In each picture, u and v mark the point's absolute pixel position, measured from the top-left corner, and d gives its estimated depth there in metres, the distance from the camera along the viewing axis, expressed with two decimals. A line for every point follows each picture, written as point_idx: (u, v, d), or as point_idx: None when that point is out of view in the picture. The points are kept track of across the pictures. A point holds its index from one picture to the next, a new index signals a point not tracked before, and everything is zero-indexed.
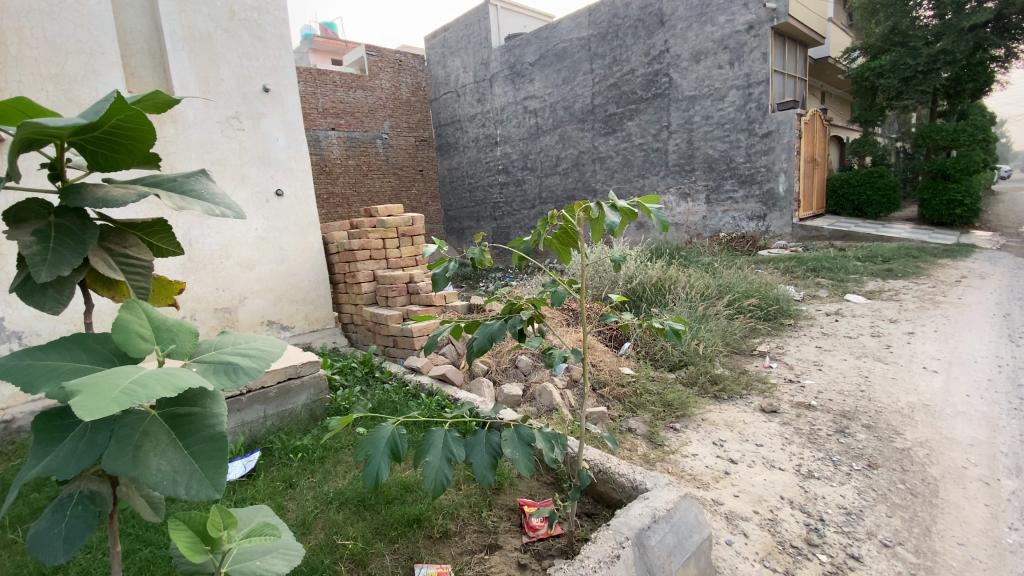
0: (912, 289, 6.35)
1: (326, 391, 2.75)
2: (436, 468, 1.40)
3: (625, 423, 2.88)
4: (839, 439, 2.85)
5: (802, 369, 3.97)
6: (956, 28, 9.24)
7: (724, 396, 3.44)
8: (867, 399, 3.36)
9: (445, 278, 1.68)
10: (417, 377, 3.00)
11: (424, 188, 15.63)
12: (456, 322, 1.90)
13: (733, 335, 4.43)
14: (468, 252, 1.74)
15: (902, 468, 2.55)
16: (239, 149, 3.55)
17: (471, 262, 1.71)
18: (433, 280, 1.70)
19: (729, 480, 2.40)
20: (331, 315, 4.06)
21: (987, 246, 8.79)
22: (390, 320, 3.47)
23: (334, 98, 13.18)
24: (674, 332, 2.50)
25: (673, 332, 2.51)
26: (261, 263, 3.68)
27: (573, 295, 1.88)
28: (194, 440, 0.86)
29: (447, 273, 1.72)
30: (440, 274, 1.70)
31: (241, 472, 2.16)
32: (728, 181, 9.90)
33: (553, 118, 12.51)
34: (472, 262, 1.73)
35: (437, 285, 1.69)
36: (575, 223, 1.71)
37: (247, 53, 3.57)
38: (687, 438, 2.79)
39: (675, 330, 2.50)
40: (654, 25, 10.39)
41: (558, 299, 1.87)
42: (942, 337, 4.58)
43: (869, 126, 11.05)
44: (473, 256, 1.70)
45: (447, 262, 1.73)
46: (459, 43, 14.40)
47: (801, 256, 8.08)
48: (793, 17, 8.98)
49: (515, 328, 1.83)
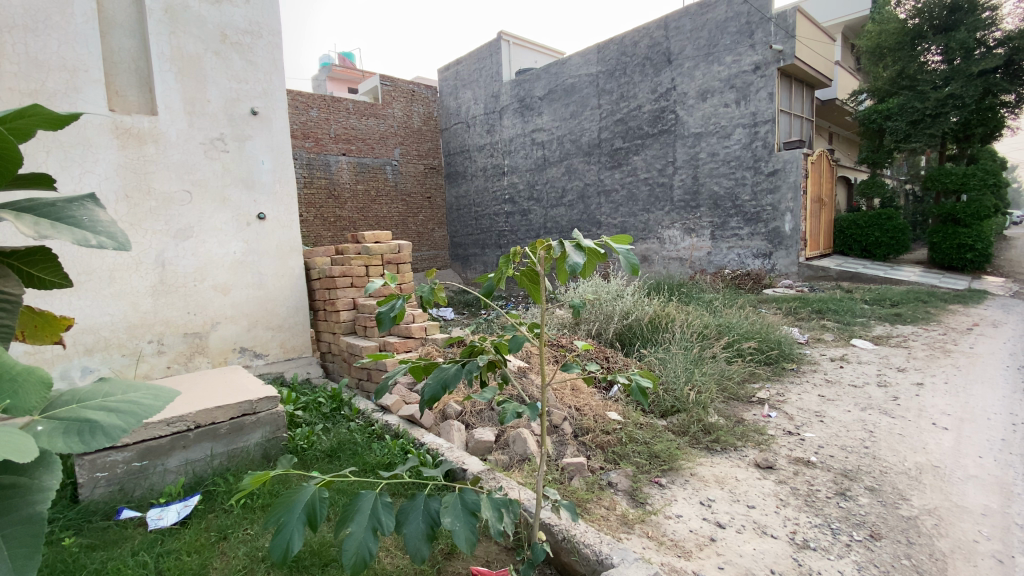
0: (922, 336, 6.10)
1: (285, 429, 2.57)
2: (359, 538, 1.22)
3: (605, 476, 2.66)
4: (840, 503, 2.61)
5: (803, 420, 3.73)
6: (964, 73, 9.20)
7: (716, 448, 3.20)
8: (872, 458, 3.11)
9: (391, 314, 1.58)
10: (385, 416, 2.81)
11: (430, 214, 15.66)
12: (410, 363, 1.73)
13: (731, 380, 4.20)
14: (418, 289, 1.62)
15: (906, 541, 2.31)
16: (222, 170, 3.48)
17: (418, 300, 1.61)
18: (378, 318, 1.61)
19: (714, 549, 2.16)
20: (309, 344, 3.90)
21: (999, 292, 8.53)
22: (366, 351, 3.30)
23: (346, 125, 13.38)
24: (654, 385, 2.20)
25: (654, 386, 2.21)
26: (237, 287, 3.56)
27: (535, 341, 1.65)
28: (7, 519, 0.71)
29: (394, 312, 1.65)
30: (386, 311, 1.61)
31: (174, 519, 2.00)
32: (733, 219, 9.79)
33: (560, 151, 12.57)
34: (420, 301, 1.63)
35: (383, 322, 1.60)
36: (536, 261, 1.56)
37: (237, 76, 3.55)
38: (673, 497, 2.56)
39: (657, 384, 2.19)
40: (662, 63, 10.51)
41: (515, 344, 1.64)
42: (954, 390, 4.32)
43: (876, 168, 10.94)
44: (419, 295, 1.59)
45: (394, 299, 1.67)
46: (471, 75, 14.67)
47: (806, 297, 7.89)
48: (800, 59, 9.01)
49: (471, 373, 1.64)
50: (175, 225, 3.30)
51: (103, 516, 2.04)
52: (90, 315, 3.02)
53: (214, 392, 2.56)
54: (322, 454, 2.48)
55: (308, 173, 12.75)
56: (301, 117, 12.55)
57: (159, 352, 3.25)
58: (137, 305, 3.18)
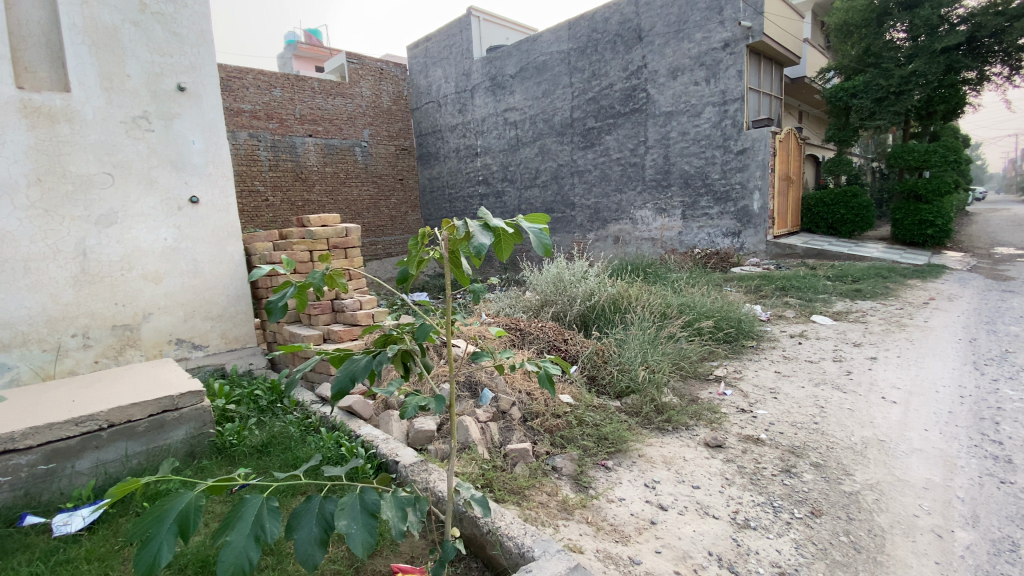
0: (880, 311, 6.22)
1: (212, 423, 2.45)
2: (239, 549, 1.11)
3: (550, 461, 2.60)
4: (784, 480, 2.62)
5: (757, 397, 3.75)
6: (928, 50, 9.30)
7: (668, 428, 3.19)
8: (820, 433, 3.13)
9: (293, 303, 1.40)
10: (323, 408, 2.70)
11: (403, 197, 15.32)
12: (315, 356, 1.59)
13: (689, 358, 4.20)
14: None
15: (847, 517, 2.32)
16: (148, 151, 3.27)
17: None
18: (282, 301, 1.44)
19: (654, 532, 2.13)
20: (252, 333, 3.73)
21: (957, 267, 8.75)
22: (309, 341, 3.18)
23: (312, 105, 12.88)
24: (553, 371, 2.22)
25: (552, 372, 2.24)
26: (171, 275, 3.37)
27: (443, 329, 1.54)
28: None
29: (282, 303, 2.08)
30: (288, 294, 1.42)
31: (79, 525, 1.86)
32: (704, 198, 9.79)
33: (533, 130, 12.35)
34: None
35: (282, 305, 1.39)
36: (442, 244, 1.45)
37: (160, 49, 3.32)
38: (617, 479, 2.53)
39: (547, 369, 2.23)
40: (633, 40, 10.32)
41: (420, 334, 1.52)
42: (905, 363, 4.41)
43: (843, 146, 11.03)
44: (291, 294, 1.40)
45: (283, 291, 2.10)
46: (440, 53, 14.22)
47: (771, 274, 7.98)
48: (768, 36, 8.93)
49: (382, 364, 1.52)
50: (96, 211, 3.09)
51: (4, 524, 1.90)
52: (5, 309, 2.82)
53: (136, 389, 2.43)
54: (252, 450, 2.37)
55: (272, 155, 12.29)
56: (264, 97, 12.02)
57: (84, 346, 3.06)
58: (58, 297, 2.97)
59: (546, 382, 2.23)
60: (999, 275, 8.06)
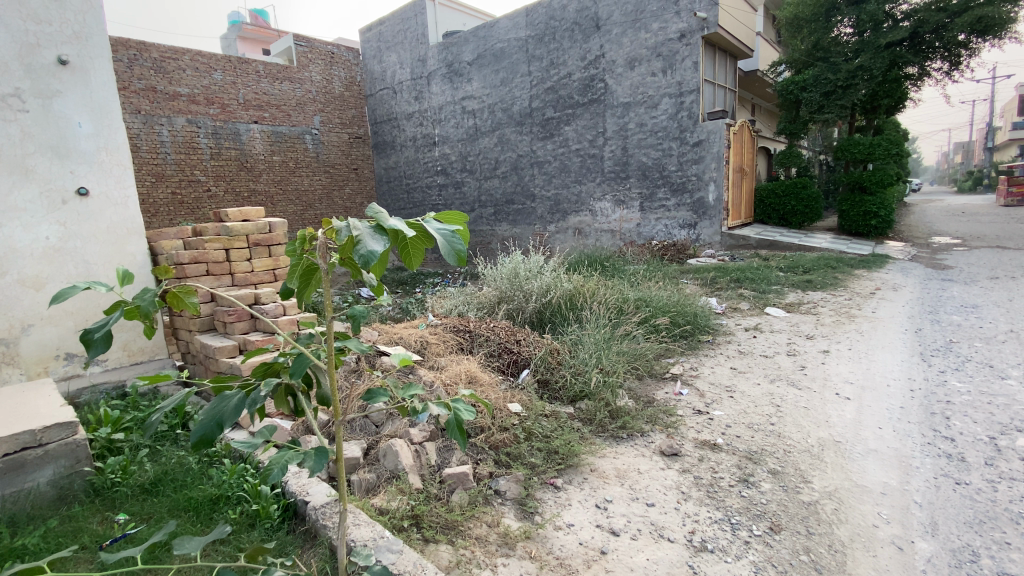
0: (830, 302, 6.28)
1: (90, 460, 2.09)
2: None
3: (492, 484, 2.35)
4: (742, 491, 2.46)
5: (713, 397, 3.62)
6: (874, 45, 9.50)
7: (623, 435, 2.99)
8: (777, 436, 3.01)
9: (100, 350, 1.03)
10: (233, 434, 2.34)
11: (358, 187, 14.65)
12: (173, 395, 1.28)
13: (644, 357, 4.03)
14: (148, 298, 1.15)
15: (806, 532, 2.18)
16: (21, 134, 2.79)
17: (145, 314, 1.14)
18: (84, 343, 1.06)
19: (603, 565, 1.91)
20: (162, 344, 3.31)
21: (900, 256, 9.04)
22: (220, 353, 2.80)
23: (257, 90, 12.06)
24: (467, 416, 1.47)
25: (463, 419, 1.49)
26: (55, 280, 2.92)
27: (328, 360, 1.27)
28: None
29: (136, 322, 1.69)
30: (93, 333, 1.05)
31: None
32: (661, 189, 9.76)
33: (491, 120, 11.98)
34: (150, 312, 1.14)
35: (88, 350, 1.04)
36: (322, 251, 1.17)
37: (36, 15, 2.83)
38: (566, 501, 2.30)
39: (457, 413, 1.48)
40: (590, 29, 10.12)
41: (298, 368, 1.25)
42: (856, 356, 4.40)
43: (793, 139, 11.19)
44: (94, 335, 1.04)
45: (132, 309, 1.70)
46: (394, 37, 13.58)
47: (725, 266, 7.98)
48: (723, 28, 8.90)
49: (252, 405, 1.23)
50: None
51: None
52: None
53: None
54: (139, 490, 2.03)
55: (214, 143, 11.46)
56: (203, 80, 11.14)
57: None
58: None
59: (458, 435, 1.49)
60: (938, 264, 8.37)
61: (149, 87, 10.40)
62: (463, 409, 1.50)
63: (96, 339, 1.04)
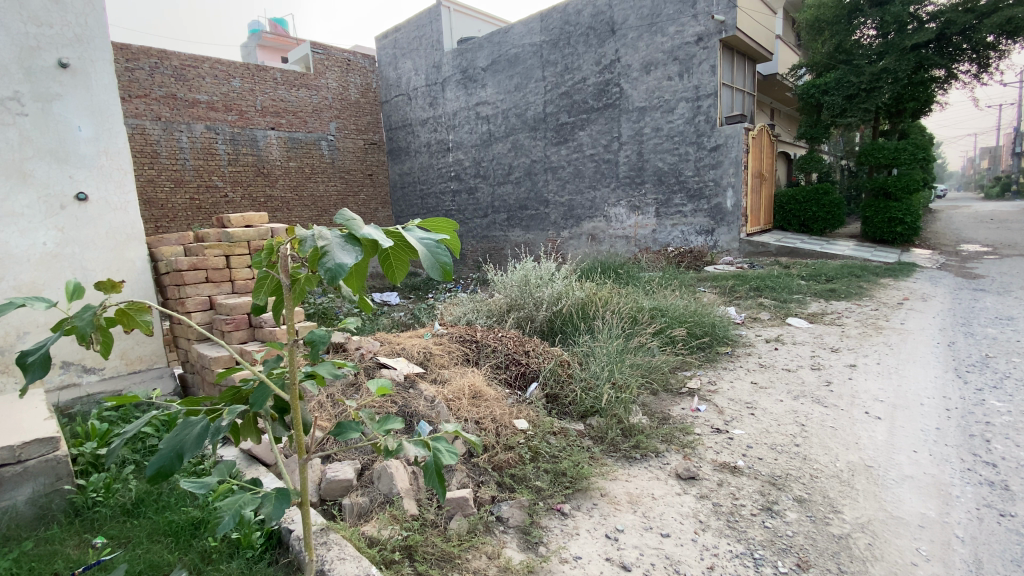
0: (855, 312, 6.01)
1: (71, 478, 2.00)
2: None
3: (494, 510, 2.20)
4: (766, 521, 2.27)
5: (733, 414, 3.42)
6: (898, 47, 9.17)
7: (636, 456, 2.81)
8: (802, 459, 2.80)
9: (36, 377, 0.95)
10: (223, 450, 2.24)
11: (372, 193, 14.65)
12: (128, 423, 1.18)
13: (659, 370, 3.85)
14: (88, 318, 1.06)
15: (838, 569, 1.98)
16: (20, 138, 2.75)
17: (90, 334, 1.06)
18: (22, 368, 0.98)
19: None
20: (162, 353, 3.22)
21: (927, 265, 8.67)
22: (216, 364, 2.72)
23: (274, 96, 12.16)
24: (448, 460, 1.32)
25: (444, 463, 1.34)
26: (52, 286, 2.87)
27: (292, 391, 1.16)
28: None
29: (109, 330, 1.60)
30: (30, 356, 0.97)
31: None
32: (677, 195, 9.54)
33: (505, 125, 11.88)
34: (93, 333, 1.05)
35: (25, 376, 0.96)
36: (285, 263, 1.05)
37: (36, 18, 2.79)
38: (574, 530, 2.14)
39: (438, 456, 1.33)
40: (606, 33, 9.97)
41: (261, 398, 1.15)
42: (885, 371, 4.15)
43: (814, 143, 10.88)
44: (30, 359, 0.97)
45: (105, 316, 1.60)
46: (409, 44, 13.58)
47: (745, 273, 7.74)
48: (741, 31, 8.70)
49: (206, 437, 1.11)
50: None
51: None
52: None
53: None
54: (120, 511, 1.93)
55: (232, 149, 11.56)
56: (222, 87, 11.26)
57: None
58: None
59: (436, 480, 1.33)
60: (969, 272, 8.01)
61: (169, 94, 10.53)
62: (444, 451, 1.35)
63: (33, 364, 0.96)
